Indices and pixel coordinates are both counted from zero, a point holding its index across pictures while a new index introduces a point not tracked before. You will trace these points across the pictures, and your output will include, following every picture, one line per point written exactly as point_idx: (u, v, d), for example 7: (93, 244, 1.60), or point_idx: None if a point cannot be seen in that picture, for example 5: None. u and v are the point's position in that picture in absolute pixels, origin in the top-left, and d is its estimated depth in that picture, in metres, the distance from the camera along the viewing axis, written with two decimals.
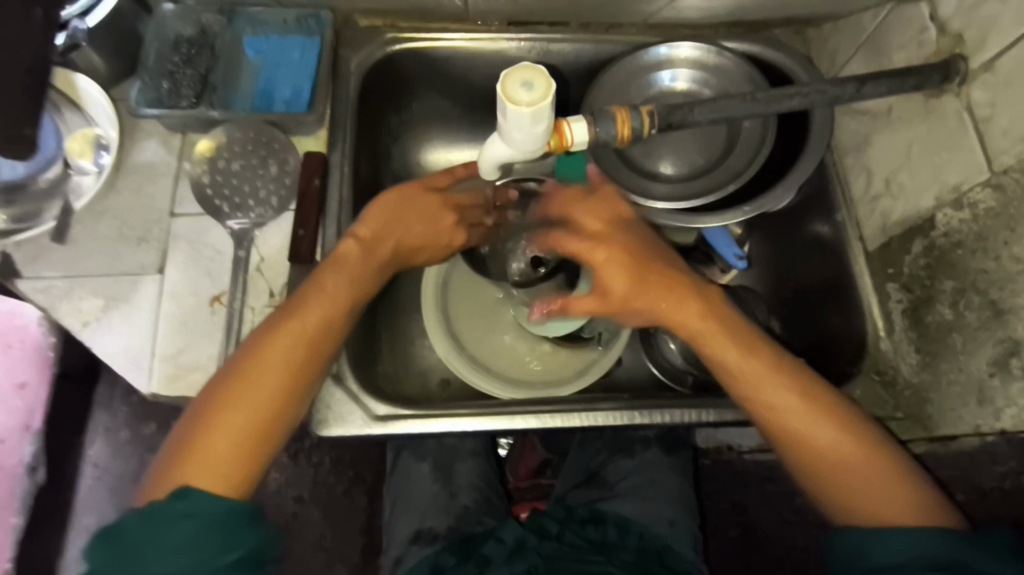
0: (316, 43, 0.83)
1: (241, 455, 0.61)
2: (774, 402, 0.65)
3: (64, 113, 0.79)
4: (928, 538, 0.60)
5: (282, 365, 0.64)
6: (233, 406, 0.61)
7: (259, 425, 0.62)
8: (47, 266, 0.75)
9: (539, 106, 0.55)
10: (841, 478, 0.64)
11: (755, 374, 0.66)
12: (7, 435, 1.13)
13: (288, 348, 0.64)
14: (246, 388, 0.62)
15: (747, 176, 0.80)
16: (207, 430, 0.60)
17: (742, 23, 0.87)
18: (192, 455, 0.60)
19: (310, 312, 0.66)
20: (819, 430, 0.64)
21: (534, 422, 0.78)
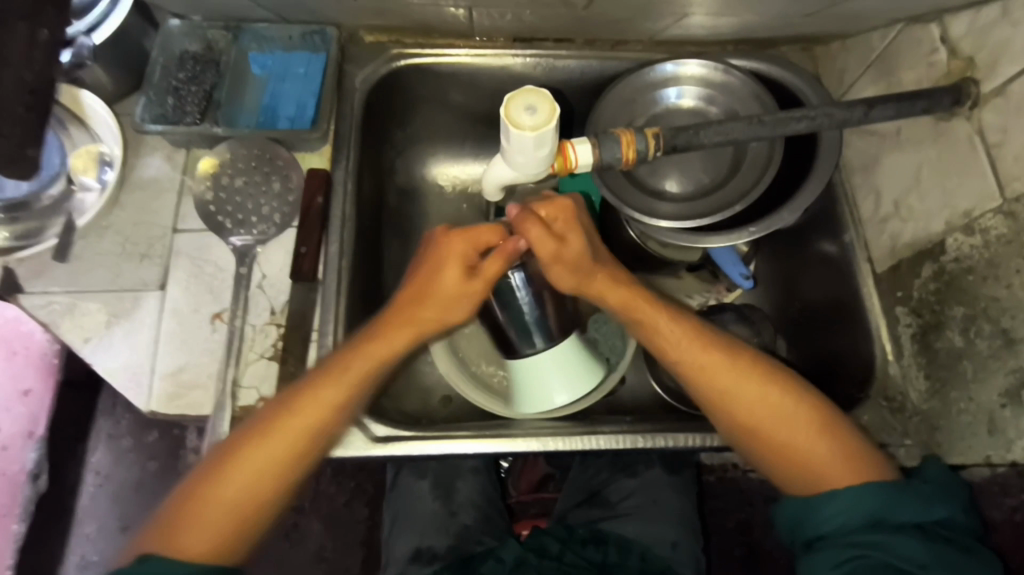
0: (320, 60, 0.84)
1: (220, 530, 0.61)
2: (740, 385, 0.67)
3: (69, 129, 0.79)
4: (861, 497, 0.60)
5: (296, 429, 0.64)
6: (256, 452, 0.63)
7: (272, 473, 0.63)
8: (50, 282, 0.75)
9: (542, 131, 0.55)
10: (781, 450, 0.66)
11: (701, 360, 0.69)
12: (9, 442, 1.12)
13: (318, 410, 0.65)
14: (238, 461, 0.63)
15: (754, 196, 0.79)
16: (229, 471, 0.62)
17: (750, 40, 0.87)
18: (211, 494, 0.62)
19: (335, 381, 0.65)
20: (756, 405, 0.67)
21: (535, 445, 0.77)
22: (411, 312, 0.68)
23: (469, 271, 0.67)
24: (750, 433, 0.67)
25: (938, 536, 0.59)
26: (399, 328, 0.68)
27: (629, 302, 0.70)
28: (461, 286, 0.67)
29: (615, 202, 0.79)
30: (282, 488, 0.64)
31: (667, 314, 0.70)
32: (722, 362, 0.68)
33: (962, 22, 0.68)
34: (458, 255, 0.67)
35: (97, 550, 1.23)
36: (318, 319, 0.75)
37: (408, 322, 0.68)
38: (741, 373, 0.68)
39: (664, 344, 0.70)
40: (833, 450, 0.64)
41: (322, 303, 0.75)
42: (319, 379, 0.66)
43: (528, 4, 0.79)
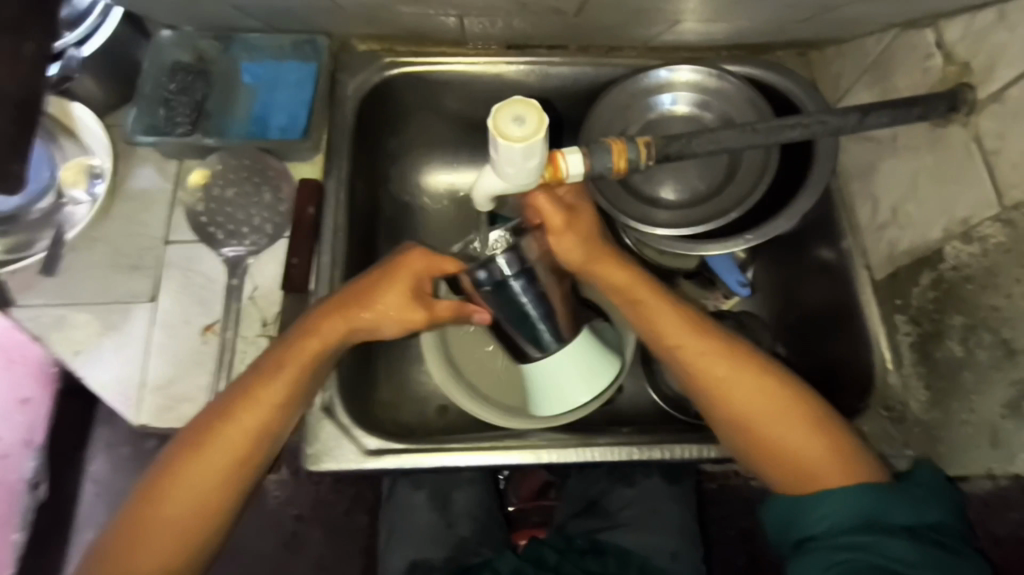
0: (312, 69, 0.83)
1: (177, 541, 0.62)
2: (720, 375, 0.67)
3: (59, 140, 0.78)
4: (853, 498, 0.59)
5: (249, 426, 0.64)
6: (199, 460, 0.63)
7: (220, 479, 0.63)
8: (41, 296, 0.75)
9: (531, 141, 0.54)
10: (765, 442, 0.65)
11: (685, 343, 0.69)
12: (8, 451, 1.13)
13: (257, 411, 0.65)
14: (184, 470, 0.62)
15: (751, 204, 0.78)
16: (172, 482, 0.62)
17: (745, 45, 0.86)
18: (156, 505, 0.62)
19: (283, 373, 0.66)
20: (746, 395, 0.66)
21: (530, 458, 0.76)
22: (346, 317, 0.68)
23: (415, 296, 0.69)
24: (735, 423, 0.67)
25: (930, 538, 0.58)
26: (338, 319, 0.67)
27: (628, 285, 0.72)
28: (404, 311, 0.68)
29: (610, 210, 0.78)
30: (234, 493, 0.64)
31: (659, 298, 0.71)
32: (702, 350, 0.68)
33: (959, 27, 0.67)
34: (410, 274, 0.68)
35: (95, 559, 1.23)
36: None
37: (348, 317, 0.67)
38: (718, 363, 0.67)
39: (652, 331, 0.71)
40: (815, 440, 0.64)
41: None
42: (262, 372, 0.66)
43: (519, 11, 0.78)
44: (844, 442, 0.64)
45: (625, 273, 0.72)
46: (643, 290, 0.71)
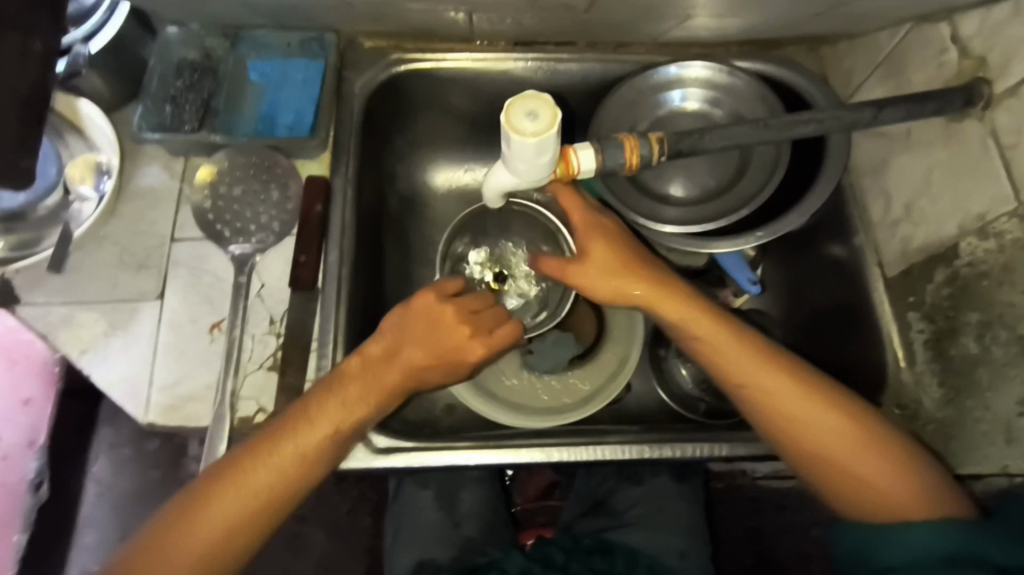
0: (319, 65, 0.83)
1: (209, 557, 0.59)
2: (791, 400, 0.64)
3: (66, 138, 0.78)
4: (937, 533, 0.57)
5: (305, 451, 0.62)
6: (236, 491, 0.59)
7: (256, 514, 0.60)
8: (46, 293, 0.74)
9: (544, 137, 0.53)
10: (841, 477, 0.63)
11: (755, 378, 0.65)
12: (9, 453, 1.14)
13: (305, 444, 0.62)
14: (227, 490, 0.59)
15: (761, 201, 0.78)
16: (216, 499, 0.59)
17: (754, 41, 0.85)
18: (194, 519, 0.58)
19: (347, 397, 0.65)
20: (826, 432, 0.63)
21: (539, 456, 0.76)
22: (416, 340, 0.68)
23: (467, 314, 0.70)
24: (817, 461, 0.63)
25: (1015, 573, 0.55)
26: (406, 348, 0.67)
27: (658, 302, 0.69)
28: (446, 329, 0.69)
29: (619, 207, 0.78)
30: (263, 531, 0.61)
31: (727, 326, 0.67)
32: (778, 380, 0.64)
33: (974, 21, 0.67)
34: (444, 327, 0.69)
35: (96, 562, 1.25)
36: (318, 329, 0.73)
37: (418, 342, 0.67)
38: (796, 393, 0.64)
39: (715, 361, 0.67)
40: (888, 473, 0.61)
41: (321, 312, 0.74)
42: (318, 395, 0.64)
43: (528, 7, 0.78)
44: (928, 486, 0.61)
45: (647, 287, 0.69)
46: (699, 319, 0.68)
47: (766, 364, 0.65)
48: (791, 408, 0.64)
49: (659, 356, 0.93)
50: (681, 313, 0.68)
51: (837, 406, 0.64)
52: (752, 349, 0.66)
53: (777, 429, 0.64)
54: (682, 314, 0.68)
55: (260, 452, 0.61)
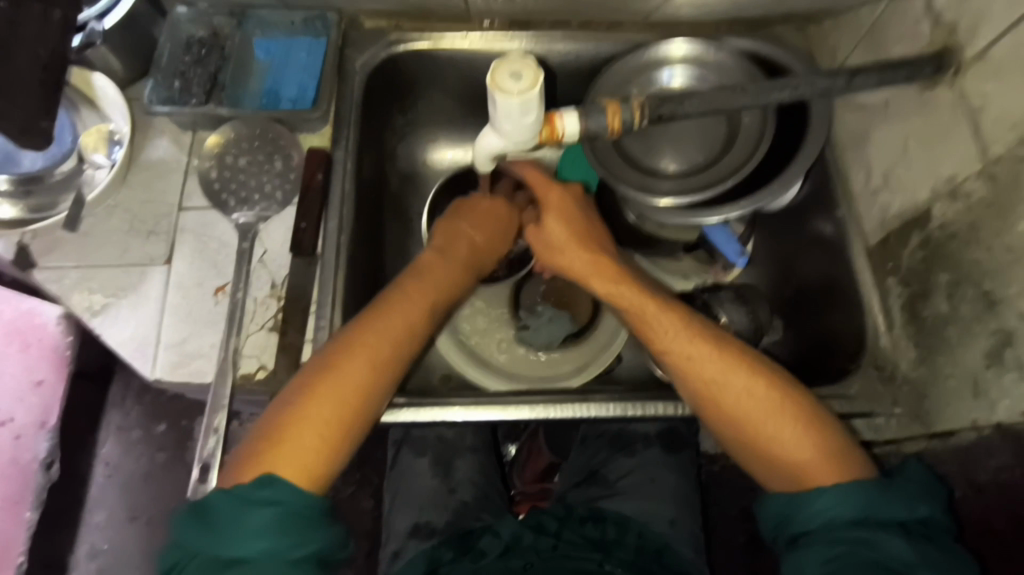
0: (322, 44, 0.87)
1: (330, 432, 0.64)
2: (720, 373, 0.68)
3: (81, 110, 0.81)
4: (848, 493, 0.59)
5: (386, 338, 0.70)
6: (340, 367, 0.66)
7: (368, 380, 0.67)
8: (61, 257, 0.78)
9: (528, 96, 0.56)
10: (765, 441, 0.65)
11: (664, 342, 0.71)
12: (25, 431, 1.31)
13: (370, 351, 0.68)
14: (340, 368, 0.66)
15: (746, 172, 0.81)
16: (327, 383, 0.65)
17: (742, 21, 0.89)
18: (325, 401, 0.65)
19: (413, 299, 0.73)
20: (743, 397, 0.67)
21: (528, 412, 0.80)
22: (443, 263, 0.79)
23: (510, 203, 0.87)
24: (735, 424, 0.67)
25: (921, 535, 0.58)
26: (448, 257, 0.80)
27: (613, 291, 0.75)
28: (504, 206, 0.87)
29: (611, 180, 0.81)
30: (356, 418, 0.66)
31: (662, 307, 0.73)
32: (687, 342, 0.70)
33: None
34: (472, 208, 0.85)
35: (106, 539, 1.33)
36: (318, 292, 0.77)
37: (456, 252, 0.81)
38: (722, 366, 0.68)
39: (649, 331, 0.72)
40: (808, 441, 0.64)
41: (322, 276, 0.77)
42: (387, 297, 0.73)
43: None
44: (845, 453, 0.64)
45: (584, 258, 0.76)
46: (629, 293, 0.74)
47: (690, 332, 0.70)
48: (722, 380, 0.68)
49: None
50: (623, 294, 0.74)
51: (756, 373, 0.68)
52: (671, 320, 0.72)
53: (699, 395, 0.69)
54: (624, 294, 0.74)
55: (359, 343, 0.68)
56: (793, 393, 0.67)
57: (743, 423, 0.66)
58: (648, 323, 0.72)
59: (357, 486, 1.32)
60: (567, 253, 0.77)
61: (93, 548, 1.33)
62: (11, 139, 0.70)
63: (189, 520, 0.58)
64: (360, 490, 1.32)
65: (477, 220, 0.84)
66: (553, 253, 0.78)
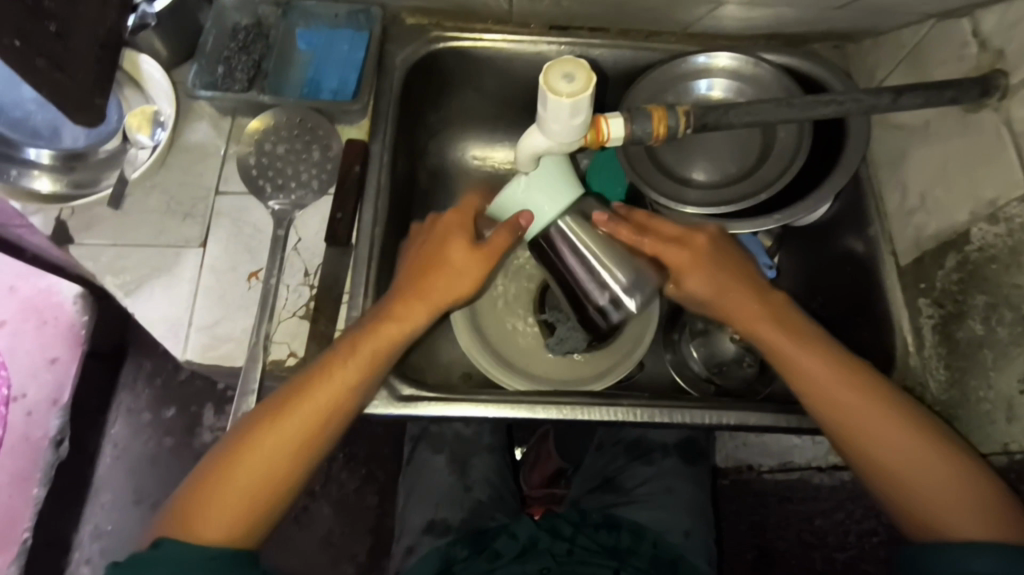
0: (364, 37, 0.87)
1: (246, 500, 0.63)
2: (869, 420, 0.66)
3: (125, 90, 0.83)
4: (984, 552, 0.60)
5: (324, 403, 0.66)
6: (289, 424, 0.64)
7: (297, 453, 0.65)
8: (97, 234, 0.78)
9: (579, 97, 0.57)
10: (908, 493, 0.65)
11: (821, 382, 0.68)
12: (37, 408, 1.30)
13: (309, 413, 0.65)
14: (258, 440, 0.64)
15: (779, 186, 0.82)
16: (258, 444, 0.64)
17: (780, 36, 0.90)
18: (242, 463, 0.63)
19: (356, 357, 0.67)
20: (891, 440, 0.66)
21: (556, 414, 0.80)
22: (415, 301, 0.70)
23: (475, 242, 0.71)
24: (884, 474, 0.66)
25: None
26: (410, 302, 0.70)
27: (755, 325, 0.72)
28: (473, 262, 0.71)
29: (642, 187, 0.82)
30: (285, 487, 0.65)
31: (806, 341, 0.70)
32: (854, 388, 0.67)
33: (993, 17, 0.70)
34: (451, 230, 0.72)
35: (109, 521, 1.33)
36: (350, 283, 0.77)
37: (422, 300, 0.71)
38: (874, 413, 0.66)
39: (798, 368, 0.69)
40: (960, 492, 0.63)
41: (354, 268, 0.77)
42: (325, 364, 0.67)
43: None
44: (995, 499, 0.63)
45: (733, 304, 0.72)
46: (768, 324, 0.71)
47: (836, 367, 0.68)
48: (869, 429, 0.66)
49: (672, 339, 0.98)
50: (757, 328, 0.72)
51: (913, 435, 0.66)
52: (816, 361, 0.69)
53: (844, 439, 0.67)
54: (759, 328, 0.72)
55: (293, 402, 0.65)
56: (944, 438, 0.66)
57: (890, 474, 0.66)
58: (791, 367, 0.70)
59: (362, 482, 1.33)
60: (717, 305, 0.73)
61: (97, 529, 1.33)
62: (68, 116, 0.72)
63: (128, 566, 0.57)
64: (365, 486, 1.33)
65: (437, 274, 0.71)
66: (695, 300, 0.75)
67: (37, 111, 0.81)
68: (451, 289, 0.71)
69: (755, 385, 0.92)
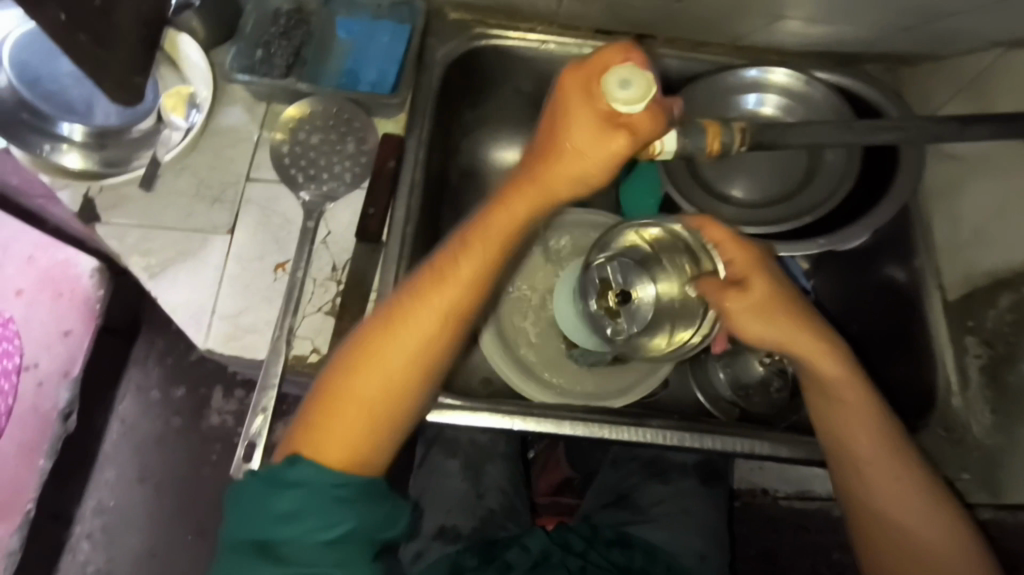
0: (406, 30, 0.84)
1: (368, 415, 0.60)
2: (876, 462, 0.68)
3: (161, 69, 0.81)
4: None
5: (443, 304, 0.62)
6: (405, 329, 0.62)
7: (433, 347, 0.62)
8: (125, 214, 0.77)
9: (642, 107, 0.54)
10: (892, 536, 0.68)
11: (826, 410, 0.69)
12: (47, 378, 1.28)
13: (429, 312, 0.62)
14: (389, 340, 0.61)
15: (823, 210, 0.79)
16: (384, 347, 0.61)
17: (834, 54, 0.87)
18: (370, 368, 0.61)
19: (474, 248, 0.62)
20: (894, 487, 0.67)
21: (583, 431, 0.78)
22: (561, 174, 0.59)
23: (607, 118, 0.56)
24: (875, 514, 0.68)
25: None
26: (522, 197, 0.61)
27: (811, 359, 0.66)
28: (599, 145, 0.56)
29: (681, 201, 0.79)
30: (394, 401, 0.61)
31: (853, 379, 0.67)
32: (863, 424, 0.68)
33: None
34: (588, 84, 0.56)
35: (112, 496, 1.34)
36: (378, 280, 0.75)
37: (532, 194, 0.61)
38: (886, 456, 0.68)
39: (829, 404, 0.69)
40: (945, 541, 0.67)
41: (382, 266, 0.75)
42: (444, 262, 0.63)
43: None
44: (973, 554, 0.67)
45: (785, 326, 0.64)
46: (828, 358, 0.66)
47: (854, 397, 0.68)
48: (876, 471, 0.68)
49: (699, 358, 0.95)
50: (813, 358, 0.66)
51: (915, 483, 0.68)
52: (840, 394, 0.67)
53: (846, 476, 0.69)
54: (816, 359, 0.66)
55: (405, 308, 0.62)
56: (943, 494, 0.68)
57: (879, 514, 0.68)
58: (820, 402, 0.69)
59: None
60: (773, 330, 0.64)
61: (100, 504, 1.33)
62: (107, 93, 0.72)
63: (263, 477, 0.58)
64: None
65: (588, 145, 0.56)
66: (762, 328, 0.64)
67: (73, 85, 0.79)
68: (573, 157, 0.57)
69: (782, 410, 0.91)
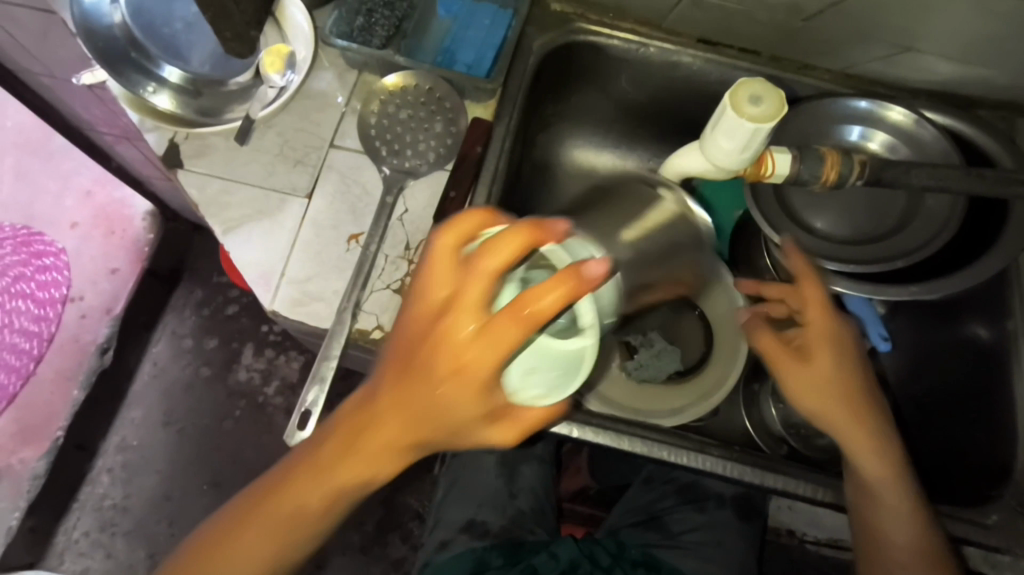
0: (507, 17, 0.83)
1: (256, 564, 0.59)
2: (875, 487, 0.70)
3: (264, 28, 0.80)
4: None
5: (324, 491, 0.56)
6: (309, 478, 0.57)
7: (315, 516, 0.58)
8: (207, 163, 0.77)
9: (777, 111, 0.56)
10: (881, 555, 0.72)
11: (832, 392, 0.68)
12: (92, 313, 1.34)
13: (323, 483, 0.56)
14: (286, 493, 0.58)
15: (919, 256, 0.74)
16: (284, 491, 0.59)
17: (946, 95, 0.83)
18: (261, 511, 0.59)
19: (357, 447, 0.54)
20: (885, 518, 0.70)
21: (640, 448, 0.75)
22: (452, 390, 0.48)
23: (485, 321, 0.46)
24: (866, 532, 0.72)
25: None
26: (398, 411, 0.51)
27: (825, 397, 0.68)
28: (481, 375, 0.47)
29: (763, 225, 0.75)
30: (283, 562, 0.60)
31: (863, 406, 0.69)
32: (863, 437, 0.69)
33: None
34: (476, 309, 0.47)
35: (136, 437, 1.32)
36: None
37: (405, 412, 0.51)
38: (884, 470, 0.70)
39: (833, 423, 0.69)
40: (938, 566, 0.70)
41: None
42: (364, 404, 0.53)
43: (754, 6, 0.77)
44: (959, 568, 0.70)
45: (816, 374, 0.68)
46: (843, 402, 0.68)
47: (824, 400, 0.68)
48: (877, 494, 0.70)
49: (752, 390, 0.92)
50: (837, 387, 0.68)
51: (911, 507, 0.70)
52: (819, 386, 0.68)
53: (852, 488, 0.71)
54: (839, 389, 0.68)
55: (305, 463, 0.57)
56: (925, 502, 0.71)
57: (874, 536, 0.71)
58: (831, 429, 0.69)
59: None
60: (821, 388, 0.68)
61: (123, 442, 1.32)
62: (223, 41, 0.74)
63: None
64: None
65: (472, 352, 0.46)
66: (805, 366, 0.68)
67: (183, 31, 0.80)
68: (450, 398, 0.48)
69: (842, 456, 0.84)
